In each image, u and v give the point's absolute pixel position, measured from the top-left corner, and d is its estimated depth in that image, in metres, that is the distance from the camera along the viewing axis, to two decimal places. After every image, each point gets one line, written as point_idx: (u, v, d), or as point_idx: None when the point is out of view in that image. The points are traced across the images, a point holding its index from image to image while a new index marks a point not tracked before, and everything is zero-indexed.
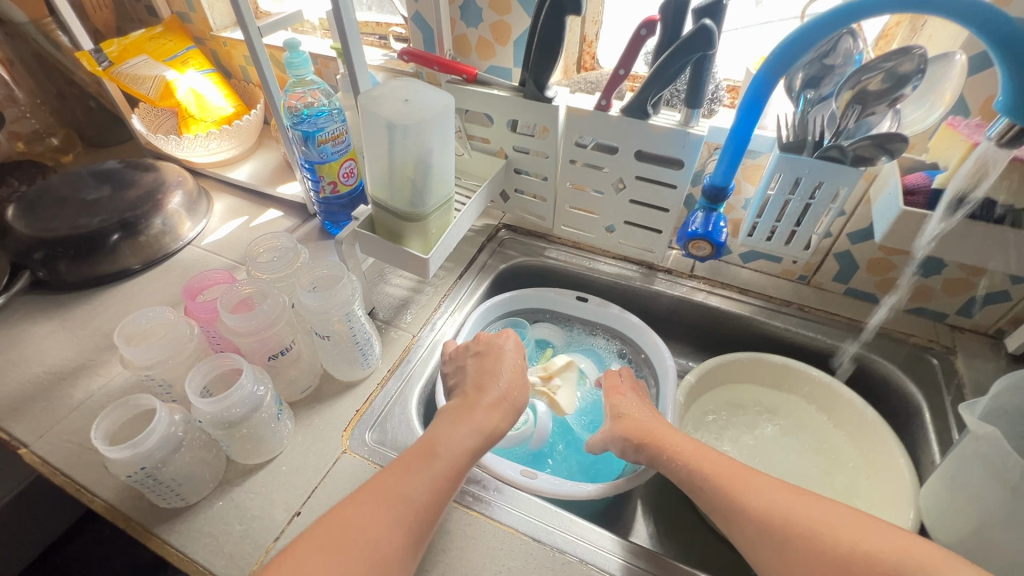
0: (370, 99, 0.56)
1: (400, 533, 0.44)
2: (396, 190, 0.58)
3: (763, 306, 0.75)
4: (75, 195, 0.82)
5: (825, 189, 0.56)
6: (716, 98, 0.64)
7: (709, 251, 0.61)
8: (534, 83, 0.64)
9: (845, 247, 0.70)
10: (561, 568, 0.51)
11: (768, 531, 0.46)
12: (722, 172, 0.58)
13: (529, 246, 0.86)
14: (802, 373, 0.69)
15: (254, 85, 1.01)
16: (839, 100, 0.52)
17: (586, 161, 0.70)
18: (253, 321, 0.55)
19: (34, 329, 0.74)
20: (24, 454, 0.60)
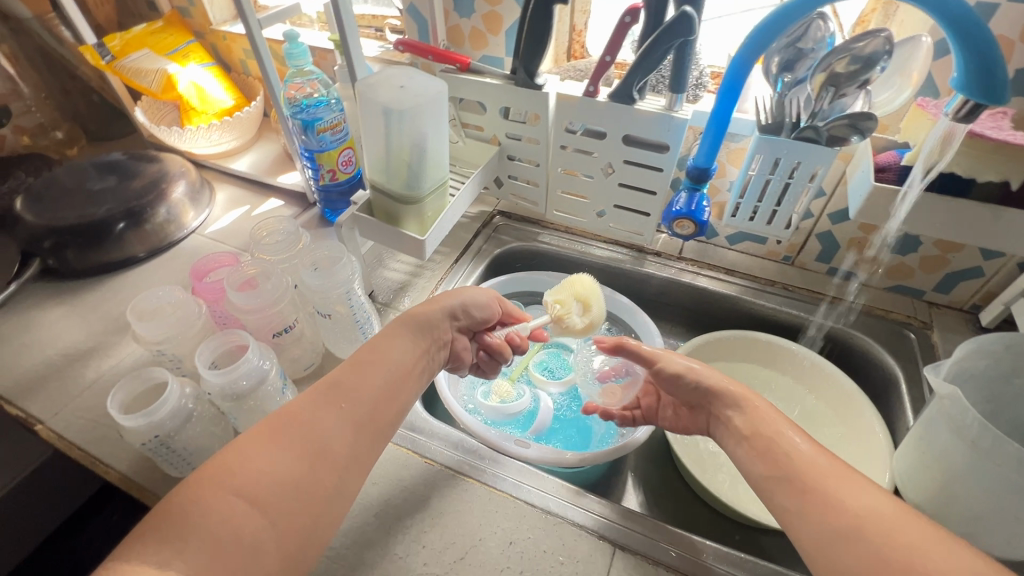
0: (366, 85, 0.58)
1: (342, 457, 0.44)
2: (393, 173, 0.61)
3: (749, 285, 0.78)
4: (81, 186, 0.84)
5: (804, 169, 0.58)
6: (700, 84, 0.67)
7: (692, 230, 0.64)
8: (524, 71, 0.67)
9: (827, 227, 0.72)
10: (552, 528, 0.54)
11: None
12: (704, 154, 0.60)
13: (524, 231, 0.88)
14: (785, 348, 0.72)
15: (253, 77, 1.03)
16: (813, 82, 0.54)
17: (576, 146, 0.72)
18: (258, 299, 0.57)
19: (45, 314, 0.76)
20: (40, 430, 0.62)
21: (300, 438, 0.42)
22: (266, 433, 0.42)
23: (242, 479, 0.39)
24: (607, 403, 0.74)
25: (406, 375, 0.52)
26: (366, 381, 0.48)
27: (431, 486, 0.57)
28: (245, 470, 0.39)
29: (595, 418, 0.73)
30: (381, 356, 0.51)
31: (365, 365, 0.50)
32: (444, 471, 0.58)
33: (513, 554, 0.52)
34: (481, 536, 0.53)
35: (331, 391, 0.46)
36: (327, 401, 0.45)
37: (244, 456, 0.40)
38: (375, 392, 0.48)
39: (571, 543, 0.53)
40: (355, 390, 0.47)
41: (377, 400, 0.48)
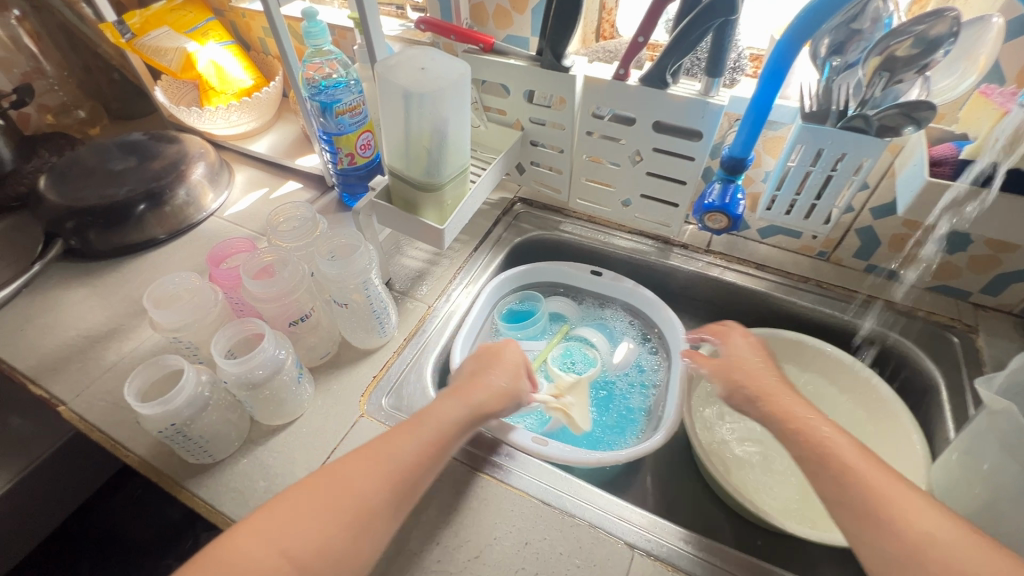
0: (386, 67, 0.56)
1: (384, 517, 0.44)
2: (412, 160, 0.59)
3: (780, 281, 0.75)
4: (103, 166, 0.84)
5: (848, 161, 0.55)
6: (738, 67, 0.63)
7: (725, 224, 0.61)
8: (550, 52, 0.63)
9: (868, 222, 0.68)
10: (569, 530, 0.52)
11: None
12: (741, 144, 0.57)
13: (544, 219, 0.86)
14: (816, 349, 0.69)
15: (273, 57, 1.02)
16: (866, 67, 0.50)
17: (603, 132, 0.69)
18: (274, 288, 0.56)
19: (68, 294, 0.77)
20: (63, 411, 0.63)
21: (341, 505, 0.43)
22: (306, 498, 0.43)
23: (288, 540, 0.41)
24: (623, 412, 0.72)
25: (451, 439, 0.50)
26: (410, 446, 0.47)
27: (446, 481, 0.56)
28: (287, 532, 0.41)
29: (606, 421, 0.71)
30: (430, 422, 0.50)
31: (410, 429, 0.49)
32: (459, 466, 0.57)
33: (529, 554, 0.50)
34: (495, 535, 0.52)
35: (373, 456, 0.46)
36: (364, 467, 0.45)
37: (286, 515, 0.42)
38: (414, 460, 0.47)
39: (589, 546, 0.51)
40: (393, 456, 0.46)
41: (417, 468, 0.47)
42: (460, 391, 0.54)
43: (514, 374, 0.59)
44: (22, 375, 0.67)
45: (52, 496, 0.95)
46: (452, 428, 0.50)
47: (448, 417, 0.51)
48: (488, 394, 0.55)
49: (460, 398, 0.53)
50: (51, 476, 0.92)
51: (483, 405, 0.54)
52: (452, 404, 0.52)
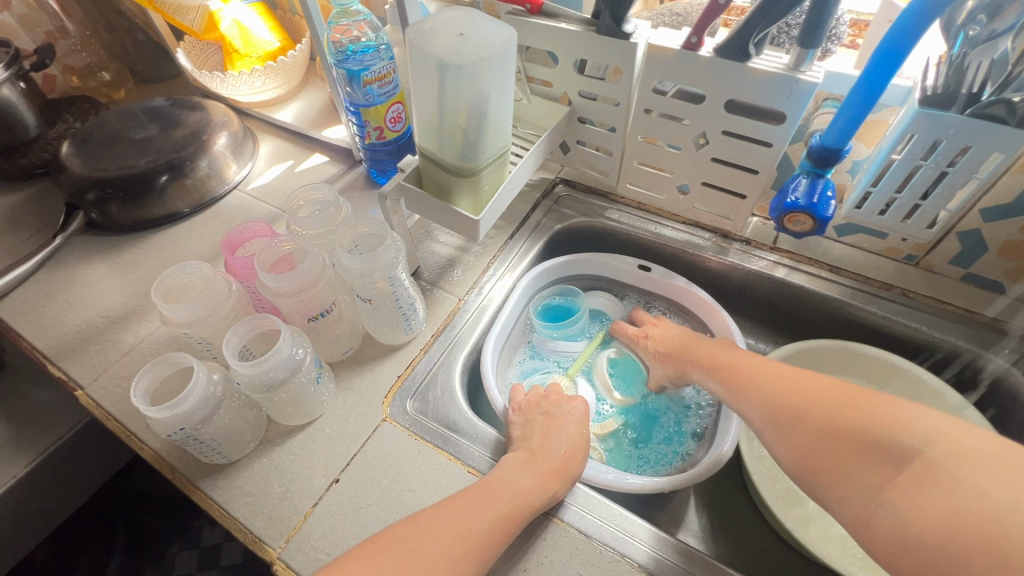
0: (419, 32, 0.48)
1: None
2: (446, 142, 0.52)
3: (858, 288, 0.65)
4: (124, 134, 0.80)
5: (972, 155, 0.45)
6: (835, 35, 0.53)
7: (809, 227, 0.52)
8: (610, 15, 0.54)
9: (975, 226, 0.57)
10: (607, 568, 0.47)
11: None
12: (837, 132, 0.48)
13: (589, 204, 0.77)
14: (895, 368, 0.60)
15: (299, 16, 0.93)
16: (1021, 37, 0.40)
17: (664, 111, 0.60)
18: (293, 282, 0.51)
19: (89, 270, 0.74)
20: (80, 396, 0.61)
21: (419, 563, 0.40)
22: (393, 551, 0.41)
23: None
24: (669, 433, 0.65)
25: (530, 506, 0.46)
26: (487, 514, 0.44)
27: None
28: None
29: (646, 439, 0.65)
30: (502, 487, 0.46)
31: (487, 496, 0.46)
32: None
33: None
34: (525, 567, 0.47)
35: (456, 517, 0.44)
36: (436, 527, 0.43)
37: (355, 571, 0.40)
38: (494, 528, 0.44)
39: None
40: (476, 526, 0.43)
41: (497, 537, 0.44)
42: (531, 457, 0.50)
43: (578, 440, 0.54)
44: (42, 355, 0.65)
45: (84, 470, 0.95)
46: (528, 499, 0.46)
47: (517, 482, 0.47)
48: (557, 459, 0.50)
49: (528, 466, 0.49)
50: (71, 454, 0.90)
51: (555, 477, 0.49)
52: (523, 472, 0.48)
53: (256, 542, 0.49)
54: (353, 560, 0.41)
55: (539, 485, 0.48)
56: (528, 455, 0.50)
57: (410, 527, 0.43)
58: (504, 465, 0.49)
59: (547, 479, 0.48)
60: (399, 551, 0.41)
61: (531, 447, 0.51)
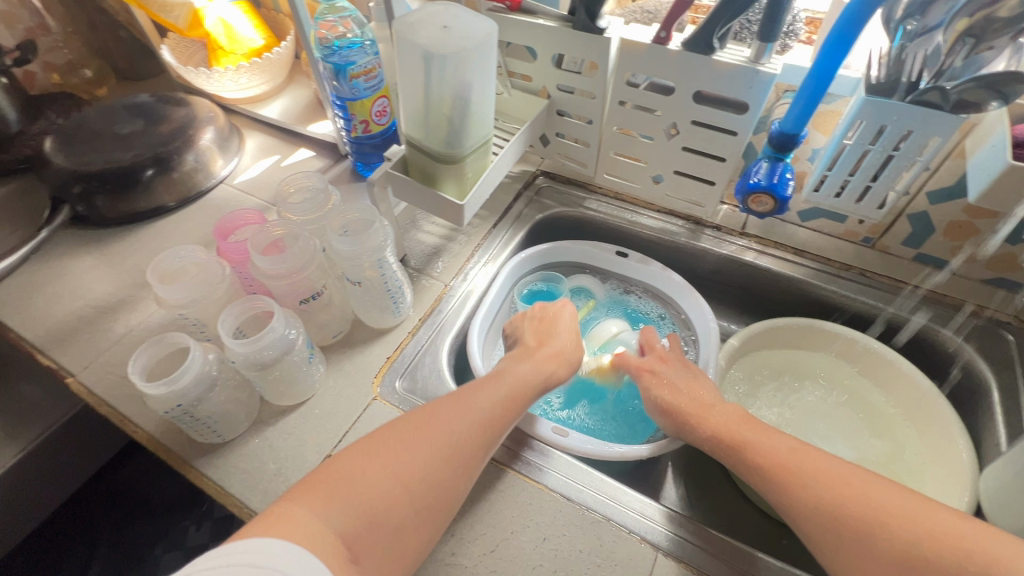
0: (406, 24, 0.51)
1: (470, 454, 0.46)
2: (432, 129, 0.55)
3: (821, 269, 0.70)
4: (109, 128, 0.80)
5: (913, 140, 0.49)
6: (792, 31, 0.57)
7: (771, 207, 0.56)
8: (585, 11, 0.58)
9: (923, 208, 0.62)
10: (589, 527, 0.50)
11: (803, 497, 0.45)
12: (794, 119, 0.52)
13: (568, 195, 0.81)
14: (854, 342, 0.65)
15: (284, 15, 0.95)
16: (950, 31, 0.45)
17: (637, 102, 0.64)
18: (285, 264, 0.53)
19: (75, 263, 0.75)
20: (71, 383, 0.62)
21: (435, 440, 0.45)
22: (405, 436, 0.45)
23: (395, 467, 0.43)
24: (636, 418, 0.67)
25: (527, 394, 0.52)
26: (493, 398, 0.50)
27: None
28: (392, 458, 0.43)
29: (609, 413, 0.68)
30: (504, 380, 0.52)
31: (492, 383, 0.51)
32: None
33: (547, 551, 0.48)
34: (513, 529, 0.49)
35: (463, 403, 0.48)
36: (447, 413, 0.47)
37: (379, 448, 0.44)
38: (496, 409, 0.49)
39: (610, 544, 0.49)
40: (479, 410, 0.48)
41: (502, 416, 0.49)
42: (529, 353, 0.57)
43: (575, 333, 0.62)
44: (30, 345, 0.65)
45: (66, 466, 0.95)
46: (530, 381, 0.53)
47: (517, 370, 0.54)
48: (554, 348, 0.58)
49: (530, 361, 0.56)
50: (58, 446, 0.90)
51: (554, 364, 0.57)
52: (525, 364, 0.55)
53: (252, 515, 0.51)
54: (373, 440, 0.44)
55: (538, 372, 0.55)
56: (526, 351, 0.58)
57: (422, 412, 0.47)
58: (504, 362, 0.56)
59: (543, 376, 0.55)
60: (417, 432, 0.45)
61: (528, 345, 0.59)
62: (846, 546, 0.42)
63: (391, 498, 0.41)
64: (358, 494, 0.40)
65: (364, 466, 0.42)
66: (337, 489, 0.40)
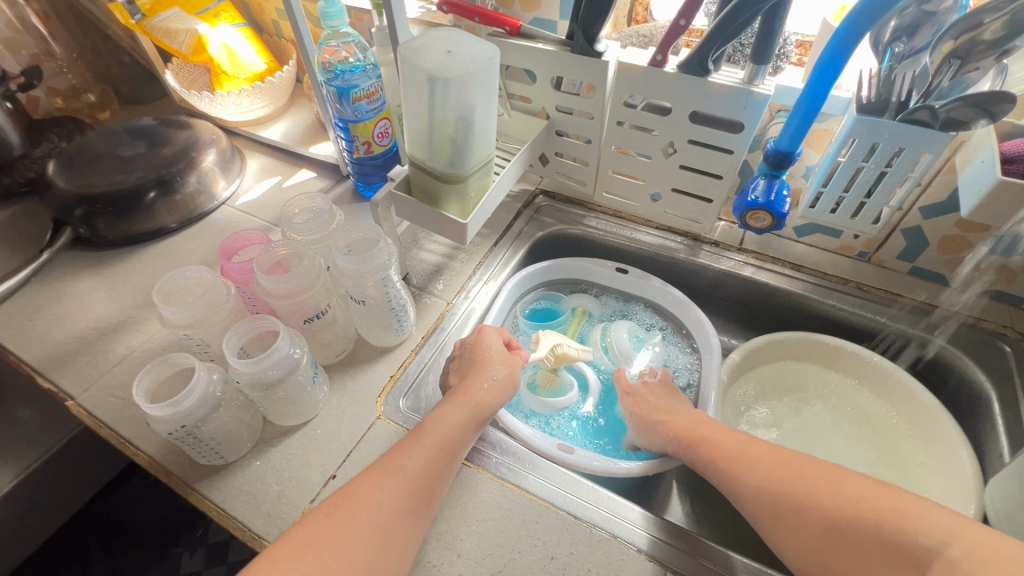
0: (410, 49, 0.52)
1: (399, 524, 0.44)
2: (435, 150, 0.56)
3: (818, 284, 0.71)
4: (111, 152, 0.81)
5: (906, 156, 0.51)
6: (784, 53, 0.59)
7: (768, 223, 0.57)
8: (583, 35, 0.59)
9: (916, 222, 0.63)
10: (598, 545, 0.49)
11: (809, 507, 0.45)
12: (789, 137, 0.53)
13: (567, 213, 0.82)
14: (856, 355, 0.65)
15: (286, 40, 0.98)
16: (936, 53, 0.46)
17: (635, 122, 0.65)
18: (289, 283, 0.54)
19: (76, 284, 0.75)
20: (71, 406, 0.61)
21: (359, 521, 0.43)
22: (321, 528, 0.42)
23: (317, 562, 0.40)
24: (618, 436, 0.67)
25: (458, 443, 0.51)
26: (419, 458, 0.48)
27: (467, 490, 0.53)
28: (314, 554, 0.40)
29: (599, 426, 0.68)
30: (431, 432, 0.50)
31: (414, 441, 0.49)
32: (481, 474, 0.54)
33: (555, 570, 0.48)
34: (519, 549, 0.49)
35: (386, 473, 0.46)
36: (371, 490, 0.45)
37: (302, 542, 0.41)
38: (425, 468, 0.47)
39: (619, 562, 0.48)
40: (408, 470, 0.46)
41: (430, 476, 0.47)
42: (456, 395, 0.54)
43: (506, 360, 0.60)
44: (30, 367, 0.65)
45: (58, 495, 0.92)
46: (461, 426, 0.51)
47: (447, 419, 0.51)
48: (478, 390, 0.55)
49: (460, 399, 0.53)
50: (52, 471, 0.89)
51: (484, 407, 0.54)
52: (459, 409, 0.53)
53: (255, 539, 0.50)
54: (292, 536, 0.42)
55: (466, 418, 0.52)
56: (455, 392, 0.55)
57: (345, 492, 0.45)
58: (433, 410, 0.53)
59: (475, 422, 0.53)
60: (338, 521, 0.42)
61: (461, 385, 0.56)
62: (853, 558, 0.42)
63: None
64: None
65: (286, 565, 0.39)
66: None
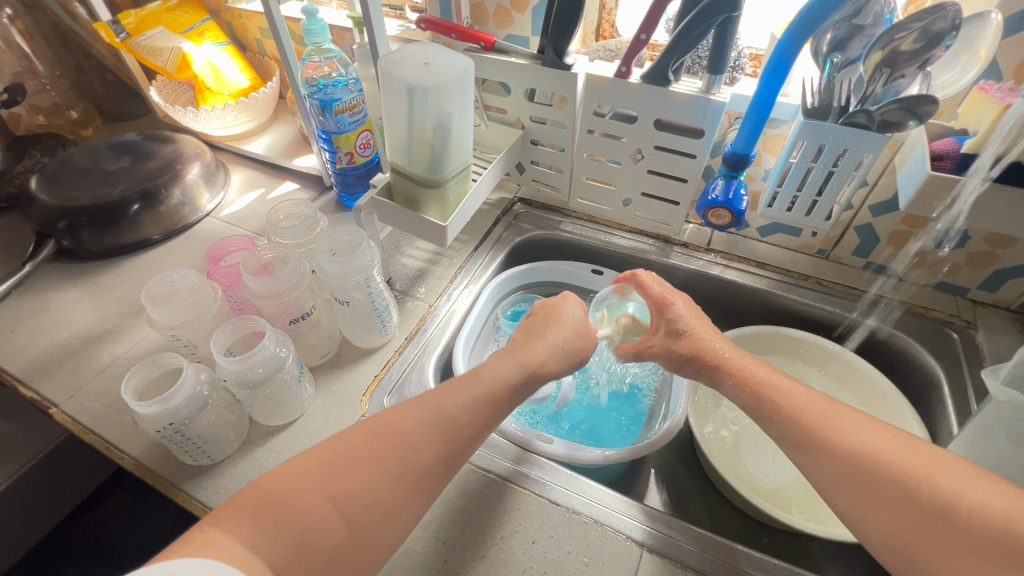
0: (390, 62, 0.56)
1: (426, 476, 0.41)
2: (415, 156, 0.59)
3: (781, 280, 0.75)
4: (95, 166, 0.82)
5: (849, 157, 0.55)
6: (739, 66, 0.64)
7: (728, 220, 0.62)
8: (552, 50, 0.64)
9: (867, 220, 0.68)
10: (576, 529, 0.51)
11: None
12: (743, 140, 0.57)
13: (544, 219, 0.85)
14: (817, 345, 0.69)
15: (270, 58, 1.01)
16: (868, 62, 0.51)
17: (605, 131, 0.69)
18: (274, 285, 0.56)
19: (59, 296, 0.75)
20: (55, 413, 0.61)
21: (390, 456, 0.40)
22: (348, 451, 0.40)
23: (339, 485, 0.38)
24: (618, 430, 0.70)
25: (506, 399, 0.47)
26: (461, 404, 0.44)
27: (450, 480, 0.55)
28: (338, 475, 0.39)
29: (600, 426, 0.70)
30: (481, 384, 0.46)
31: (466, 387, 0.45)
32: (464, 465, 0.56)
33: (536, 553, 0.49)
34: (502, 535, 0.51)
35: (428, 415, 0.43)
36: (413, 424, 0.42)
37: (330, 462, 0.39)
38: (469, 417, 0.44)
39: (597, 544, 0.50)
40: (453, 420, 0.43)
41: (468, 426, 0.44)
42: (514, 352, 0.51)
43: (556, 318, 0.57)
44: (12, 377, 0.65)
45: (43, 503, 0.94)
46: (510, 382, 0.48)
47: (500, 374, 0.48)
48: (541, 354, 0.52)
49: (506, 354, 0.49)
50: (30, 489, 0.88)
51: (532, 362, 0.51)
52: (506, 361, 0.49)
53: None
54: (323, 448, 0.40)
55: (518, 378, 0.48)
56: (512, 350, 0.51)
57: (385, 420, 0.42)
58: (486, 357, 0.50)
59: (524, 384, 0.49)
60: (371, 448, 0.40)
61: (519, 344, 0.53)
62: None
63: (327, 526, 0.37)
64: (289, 522, 0.36)
65: (301, 483, 0.38)
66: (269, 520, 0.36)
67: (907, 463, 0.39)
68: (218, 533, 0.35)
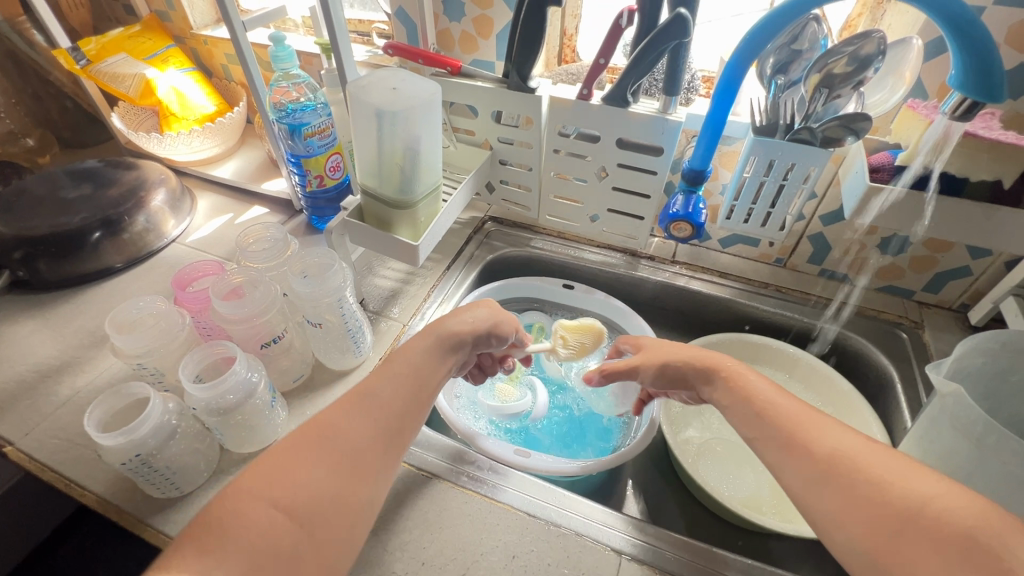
0: (358, 87, 0.57)
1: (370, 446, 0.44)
2: (385, 178, 0.60)
3: (743, 288, 0.78)
4: (53, 195, 0.80)
5: (797, 171, 0.58)
6: (692, 88, 0.68)
7: (689, 233, 0.64)
8: (516, 74, 0.66)
9: (819, 229, 0.73)
10: (555, 540, 0.52)
11: None
12: (700, 157, 0.61)
13: (515, 237, 0.87)
14: (781, 350, 0.72)
15: (236, 83, 1.01)
16: (807, 84, 0.55)
17: (570, 150, 0.72)
18: (245, 309, 0.56)
19: (15, 329, 0.72)
20: (9, 452, 0.58)
21: (331, 460, 0.42)
22: (291, 456, 0.41)
23: (280, 490, 0.39)
24: (592, 445, 0.70)
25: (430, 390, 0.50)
26: (393, 389, 0.48)
27: (429, 500, 0.54)
28: (282, 483, 0.40)
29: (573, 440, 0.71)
30: (401, 363, 0.50)
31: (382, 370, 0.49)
32: (442, 483, 0.56)
33: (517, 568, 0.50)
34: (482, 551, 0.51)
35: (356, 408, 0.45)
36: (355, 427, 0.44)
37: (281, 466, 0.41)
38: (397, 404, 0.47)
39: (576, 555, 0.51)
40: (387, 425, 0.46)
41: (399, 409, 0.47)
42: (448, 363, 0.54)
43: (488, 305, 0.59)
44: None
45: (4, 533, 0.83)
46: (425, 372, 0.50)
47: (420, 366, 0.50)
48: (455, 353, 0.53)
49: (434, 337, 0.52)
50: None
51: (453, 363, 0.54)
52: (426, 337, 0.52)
53: None
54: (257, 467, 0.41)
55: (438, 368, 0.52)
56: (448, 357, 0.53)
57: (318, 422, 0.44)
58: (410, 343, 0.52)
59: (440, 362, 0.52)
60: (313, 451, 0.42)
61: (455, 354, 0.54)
62: None
63: (275, 528, 0.38)
64: (238, 533, 0.37)
65: (249, 502, 0.38)
66: (215, 535, 0.36)
67: (870, 449, 0.40)
68: (178, 561, 0.35)
